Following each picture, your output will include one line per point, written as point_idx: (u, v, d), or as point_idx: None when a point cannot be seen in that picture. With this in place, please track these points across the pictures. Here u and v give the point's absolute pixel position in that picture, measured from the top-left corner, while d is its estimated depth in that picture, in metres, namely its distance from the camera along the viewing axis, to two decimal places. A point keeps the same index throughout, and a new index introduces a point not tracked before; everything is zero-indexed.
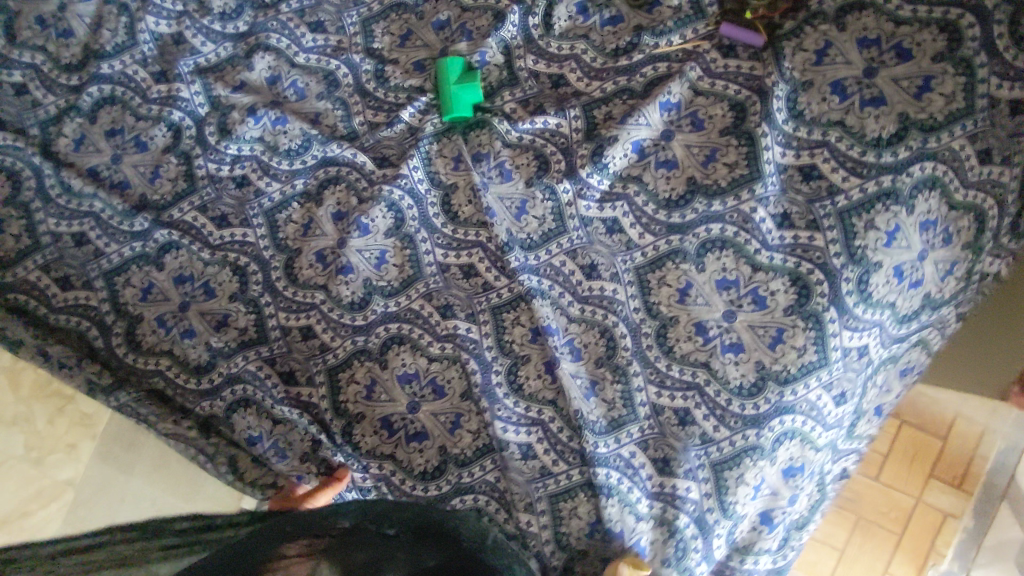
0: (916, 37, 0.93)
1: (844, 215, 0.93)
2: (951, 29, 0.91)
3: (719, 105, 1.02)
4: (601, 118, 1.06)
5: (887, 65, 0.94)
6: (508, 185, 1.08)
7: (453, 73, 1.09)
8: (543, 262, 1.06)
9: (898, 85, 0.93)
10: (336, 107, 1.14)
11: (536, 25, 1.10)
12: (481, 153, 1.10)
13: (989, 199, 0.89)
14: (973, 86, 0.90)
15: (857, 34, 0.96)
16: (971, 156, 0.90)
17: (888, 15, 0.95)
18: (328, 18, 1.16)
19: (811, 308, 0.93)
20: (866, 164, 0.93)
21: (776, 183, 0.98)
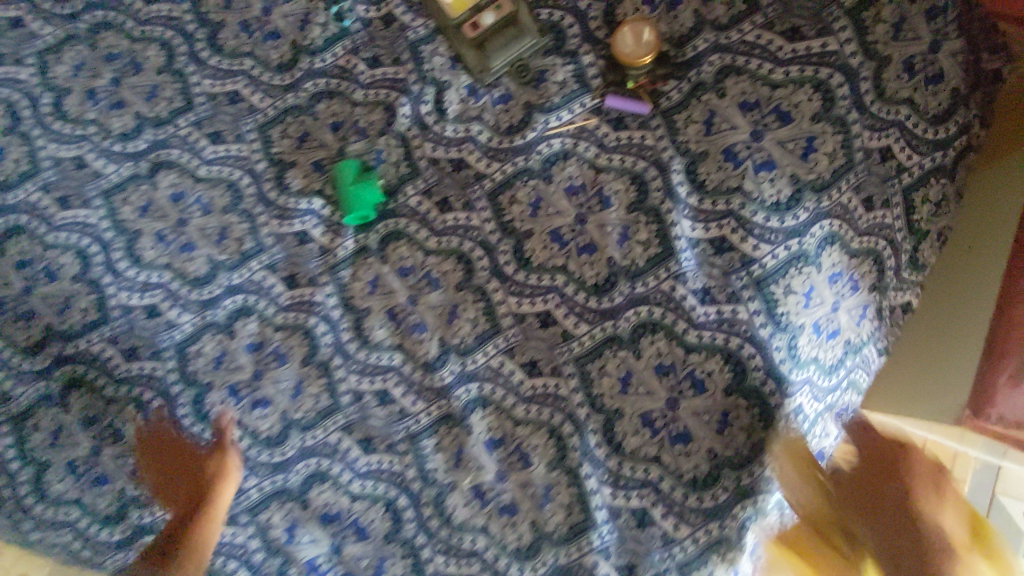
0: (792, 99, 0.99)
1: (762, 284, 0.97)
2: (823, 88, 0.98)
3: (622, 179, 1.02)
4: (507, 204, 1.04)
5: (771, 128, 0.99)
6: (438, 293, 1.06)
7: (350, 172, 1.05)
8: (479, 367, 1.04)
9: (782, 147, 0.99)
10: (243, 220, 1.10)
11: (429, 111, 1.06)
12: (406, 266, 1.07)
13: (884, 243, 0.97)
14: (849, 142, 0.98)
15: (737, 99, 1.00)
16: (857, 206, 0.98)
17: (763, 80, 1.00)
18: (224, 127, 1.10)
19: (750, 384, 0.96)
20: (771, 231, 0.97)
21: (693, 259, 0.99)
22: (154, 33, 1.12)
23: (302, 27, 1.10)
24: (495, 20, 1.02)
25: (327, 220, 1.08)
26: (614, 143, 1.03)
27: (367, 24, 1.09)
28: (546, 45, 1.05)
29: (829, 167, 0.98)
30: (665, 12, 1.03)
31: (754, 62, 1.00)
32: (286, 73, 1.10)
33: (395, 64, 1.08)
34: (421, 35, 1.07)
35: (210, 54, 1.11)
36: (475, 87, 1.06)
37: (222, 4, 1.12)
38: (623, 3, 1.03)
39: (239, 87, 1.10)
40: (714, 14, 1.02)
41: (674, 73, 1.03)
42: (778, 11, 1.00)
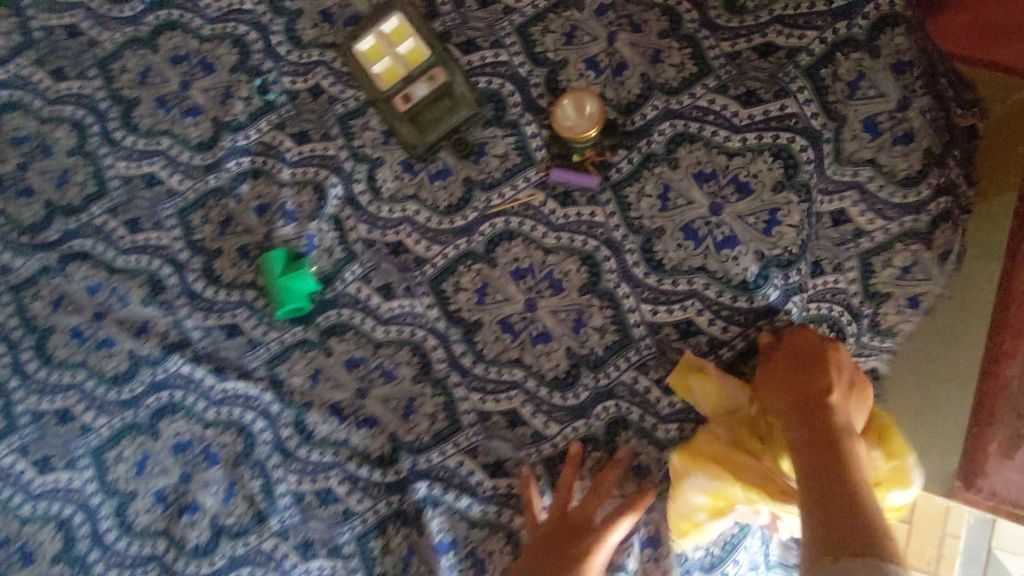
0: (750, 168, 0.90)
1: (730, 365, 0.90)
2: (785, 155, 0.89)
3: (573, 261, 0.93)
4: (452, 290, 0.95)
5: (729, 201, 0.90)
6: (394, 385, 0.96)
7: (278, 264, 0.95)
8: (433, 465, 0.93)
9: (744, 222, 0.89)
10: (166, 313, 0.99)
11: (363, 191, 0.97)
12: (356, 358, 0.97)
13: (838, 308, 0.90)
14: (816, 212, 0.88)
15: (692, 170, 0.91)
16: (807, 270, 0.91)
17: (718, 148, 0.91)
18: (141, 213, 1.01)
19: None
20: (739, 311, 0.88)
21: (653, 344, 0.90)
22: (64, 114, 1.03)
23: (224, 101, 1.02)
24: (427, 91, 0.94)
25: (259, 313, 0.98)
26: (566, 220, 0.93)
27: (294, 96, 1.01)
28: (485, 116, 0.96)
29: (795, 241, 0.87)
30: (610, 78, 0.95)
31: (708, 127, 0.92)
32: (207, 151, 1.01)
33: (323, 139, 0.99)
34: (350, 109, 0.99)
35: (124, 134, 1.02)
36: (411, 162, 0.97)
37: (137, 80, 1.04)
38: (565, 69, 0.96)
39: (156, 168, 1.01)
40: (662, 77, 0.94)
41: (623, 141, 0.93)
42: (731, 72, 0.92)
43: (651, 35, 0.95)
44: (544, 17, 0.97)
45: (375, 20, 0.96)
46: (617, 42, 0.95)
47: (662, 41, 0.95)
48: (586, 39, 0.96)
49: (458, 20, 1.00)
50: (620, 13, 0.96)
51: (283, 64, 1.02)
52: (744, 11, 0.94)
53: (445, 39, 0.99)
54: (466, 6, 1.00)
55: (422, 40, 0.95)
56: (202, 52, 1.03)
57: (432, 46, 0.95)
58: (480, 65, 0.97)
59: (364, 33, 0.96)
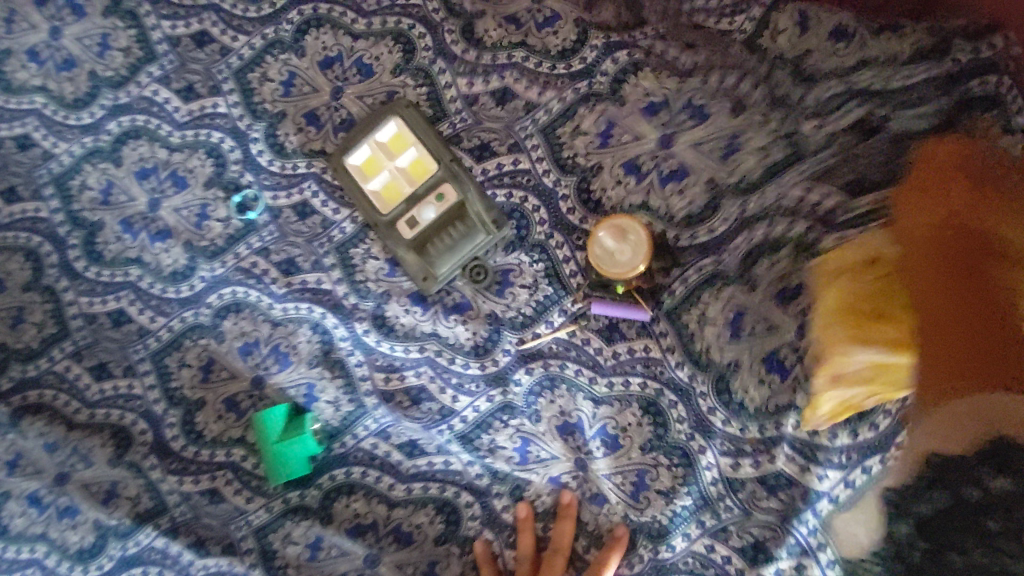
0: None
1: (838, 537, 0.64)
2: None
3: (629, 409, 0.77)
4: (484, 445, 0.80)
5: None
6: (408, 550, 0.79)
7: (273, 428, 0.81)
8: None
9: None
10: (137, 475, 0.84)
11: (366, 330, 0.83)
12: (361, 524, 0.80)
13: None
14: None
15: (775, 285, 0.69)
16: None
17: (808, 247, 0.67)
18: (108, 358, 0.87)
19: None
20: (839, 450, 0.64)
21: (735, 506, 0.70)
22: (17, 242, 0.89)
23: (198, 222, 0.88)
24: (437, 214, 0.81)
25: (244, 476, 0.84)
26: (615, 362, 0.78)
27: (276, 214, 0.87)
28: (507, 238, 0.82)
29: None
30: (656, 185, 0.78)
31: (801, 222, 0.68)
32: (180, 282, 0.87)
33: (314, 269, 0.85)
34: (348, 234, 0.85)
35: (87, 264, 0.88)
36: (423, 294, 0.83)
37: (99, 199, 0.89)
38: (598, 176, 0.80)
39: (123, 303, 0.87)
40: (732, 176, 0.74)
41: (677, 261, 0.77)
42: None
43: (718, 119, 0.75)
44: (574, 112, 0.81)
45: (370, 127, 0.83)
46: (674, 143, 0.77)
47: (733, 123, 0.74)
48: (625, 138, 0.79)
49: (468, 120, 0.84)
50: (676, 106, 0.77)
51: (265, 176, 0.87)
52: (815, 79, 0.70)
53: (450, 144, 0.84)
54: (478, 102, 0.84)
55: (426, 149, 0.81)
56: (171, 164, 0.88)
57: (438, 156, 0.81)
58: (496, 175, 0.83)
59: (357, 143, 0.83)
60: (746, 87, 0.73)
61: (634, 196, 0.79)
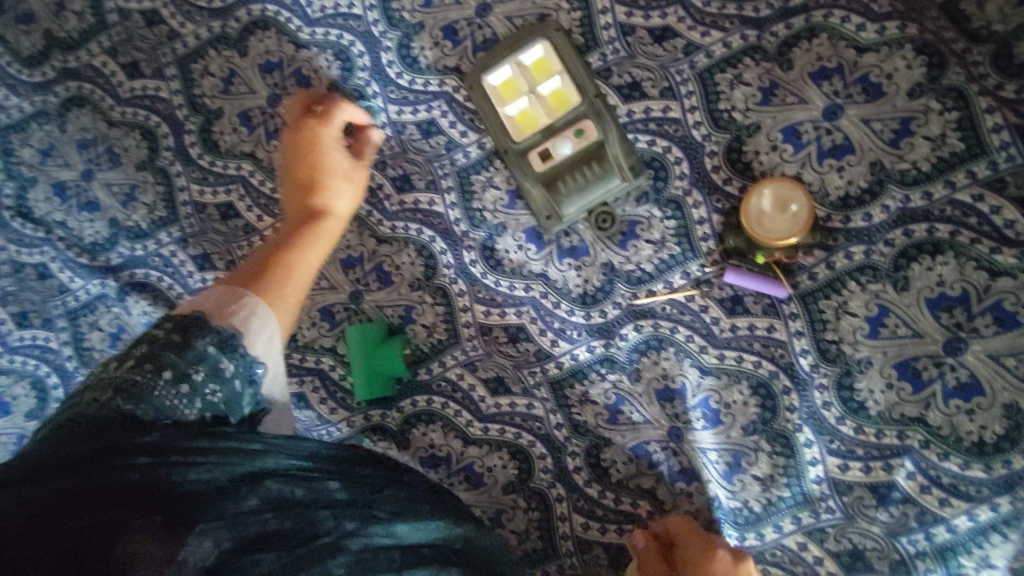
0: (1023, 296, 0.65)
1: (946, 553, 0.66)
2: None
3: (737, 386, 0.73)
4: (576, 399, 0.77)
5: (981, 336, 0.66)
6: (480, 491, 0.78)
7: (366, 345, 0.81)
8: None
9: (999, 365, 0.65)
10: None
11: (474, 260, 0.81)
12: (437, 455, 0.79)
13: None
14: None
15: (928, 292, 0.68)
16: None
17: (980, 259, 0.66)
18: (213, 248, 0.87)
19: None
20: (971, 481, 0.66)
21: (838, 509, 0.69)
22: (136, 121, 0.88)
23: None
24: (574, 149, 0.77)
25: (331, 386, 0.83)
26: (732, 335, 0.74)
27: (398, 128, 0.84)
28: (642, 188, 0.77)
29: None
30: (814, 158, 0.72)
31: (968, 233, 0.67)
32: None
33: (429, 189, 0.82)
34: (472, 159, 0.81)
35: (201, 152, 0.88)
36: (539, 233, 0.79)
37: (219, 87, 0.88)
38: (754, 137, 0.75)
39: (233, 197, 0.87)
40: (901, 163, 0.70)
41: (823, 242, 0.72)
42: (1016, 164, 0.65)
43: (895, 100, 0.70)
44: (736, 61, 0.74)
45: (515, 47, 0.78)
46: (841, 117, 0.72)
47: (911, 105, 0.69)
48: (790, 99, 0.73)
49: (621, 52, 0.77)
50: (850, 78, 0.71)
51: (392, 88, 0.83)
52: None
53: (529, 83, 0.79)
54: (635, 34, 0.77)
55: (571, 80, 0.77)
56: (298, 61, 0.86)
57: (582, 90, 0.77)
58: (642, 118, 0.77)
59: (499, 62, 0.78)
60: (934, 72, 0.68)
61: (789, 166, 0.73)
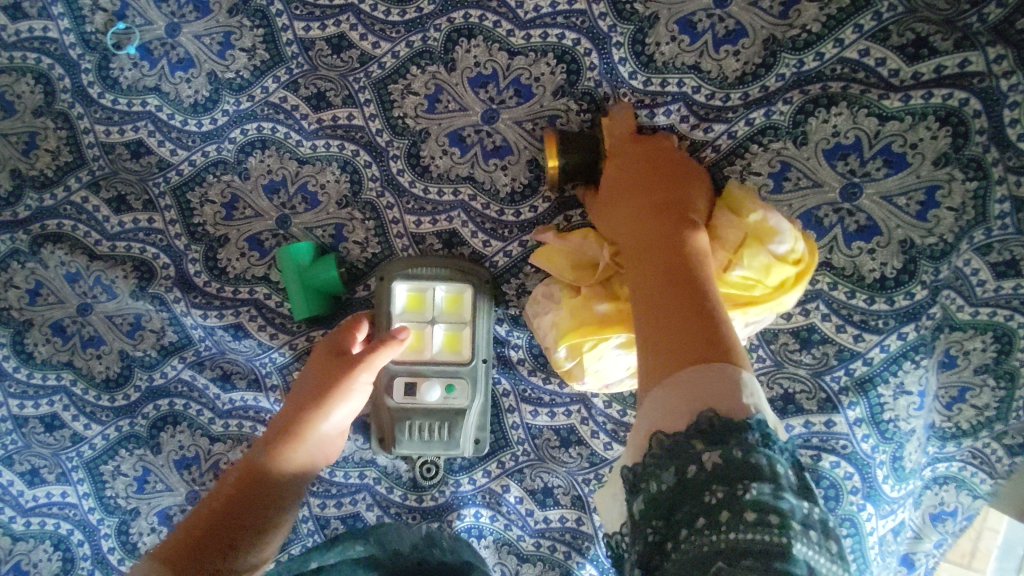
0: (909, 139, 0.69)
1: (865, 386, 0.71)
2: (954, 119, 0.67)
3: None
4: (512, 293, 0.79)
5: (873, 178, 0.70)
6: None
7: (301, 263, 0.79)
8: (487, 484, 0.78)
9: (892, 205, 0.70)
10: (160, 308, 0.84)
11: (400, 169, 0.80)
12: None
13: (1020, 316, 0.67)
14: (987, 191, 0.67)
15: (823, 144, 0.72)
16: (980, 269, 0.67)
17: (871, 108, 0.69)
18: (127, 190, 0.84)
19: (845, 510, 0.72)
20: (878, 315, 0.71)
21: (767, 358, 0.73)
22: (28, 63, 0.84)
23: (222, 52, 0.82)
24: (438, 398, 0.73)
25: (269, 314, 0.84)
26: None
27: (308, 47, 0.81)
28: (556, 81, 0.76)
29: (959, 225, 0.68)
30: (710, 46, 0.73)
31: (858, 86, 0.70)
32: (203, 114, 0.83)
33: (346, 104, 0.81)
34: (387, 69, 0.80)
35: (101, 91, 0.84)
36: (461, 134, 0.79)
37: (113, 21, 0.83)
38: (654, 29, 0.74)
39: (142, 133, 0.84)
40: (791, 31, 0.71)
41: (721, 113, 0.74)
42: (897, 13, 0.68)
43: None
44: None
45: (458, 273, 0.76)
46: (730, 3, 0.72)
47: None
48: None
49: None
50: None
51: (296, 6, 0.81)
52: None
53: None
54: None
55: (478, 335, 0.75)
56: None
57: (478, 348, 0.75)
58: (549, 13, 0.75)
59: (434, 275, 0.75)
60: None
61: (688, 56, 0.73)
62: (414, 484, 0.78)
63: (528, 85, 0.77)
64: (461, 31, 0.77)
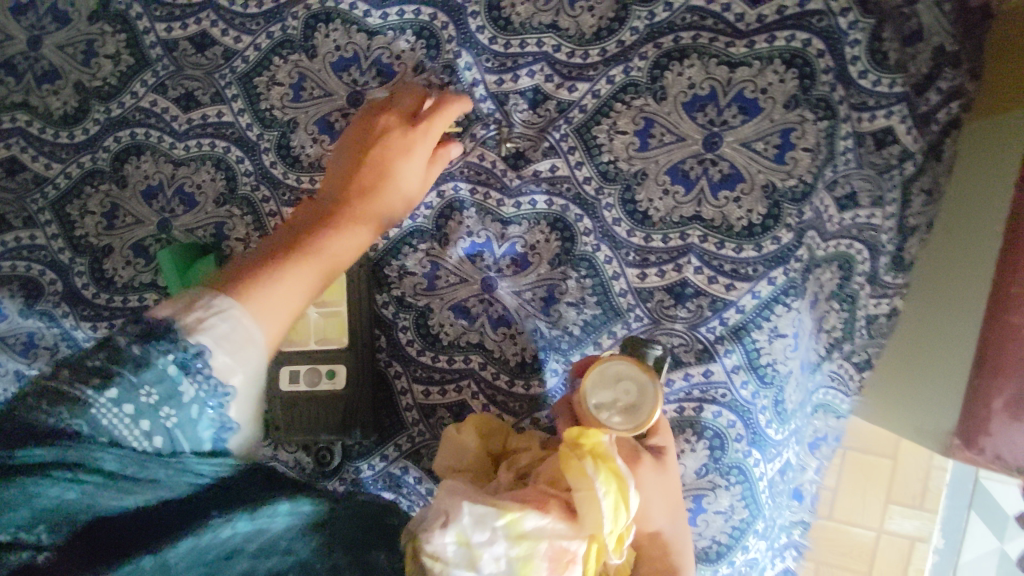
0: (759, 84, 0.68)
1: (740, 333, 0.71)
2: (799, 61, 0.67)
3: (538, 227, 0.75)
4: (395, 275, 0.78)
5: (731, 126, 0.70)
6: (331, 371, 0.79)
7: (178, 264, 0.78)
8: (390, 463, 0.78)
9: (750, 151, 0.70)
10: (51, 325, 0.83)
11: (273, 162, 0.80)
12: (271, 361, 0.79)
13: (858, 244, 0.71)
14: (838, 130, 0.68)
15: (682, 96, 0.70)
16: (830, 206, 0.70)
17: (720, 56, 0.69)
18: (7, 210, 0.84)
19: (731, 458, 0.72)
20: (747, 262, 0.71)
21: (645, 316, 0.73)
22: None
23: (87, 61, 0.82)
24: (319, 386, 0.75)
25: None
26: (520, 182, 0.75)
27: (171, 47, 0.80)
28: (416, 57, 0.76)
29: (816, 166, 0.69)
30: (565, 4, 0.71)
31: (707, 34, 0.69)
32: (74, 125, 0.83)
33: (215, 102, 0.80)
34: (251, 63, 0.79)
35: None
36: (330, 121, 0.78)
37: None
38: None
39: (15, 151, 0.83)
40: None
41: (582, 74, 0.72)
42: None
43: None
44: None
45: None
46: None
47: None
48: None
49: None
50: None
51: (155, 7, 0.80)
52: None
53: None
54: None
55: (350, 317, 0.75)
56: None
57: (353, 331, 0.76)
58: None
59: None
60: None
61: (544, 16, 0.72)
62: (315, 474, 0.78)
63: (390, 63, 0.76)
64: (320, 17, 0.77)
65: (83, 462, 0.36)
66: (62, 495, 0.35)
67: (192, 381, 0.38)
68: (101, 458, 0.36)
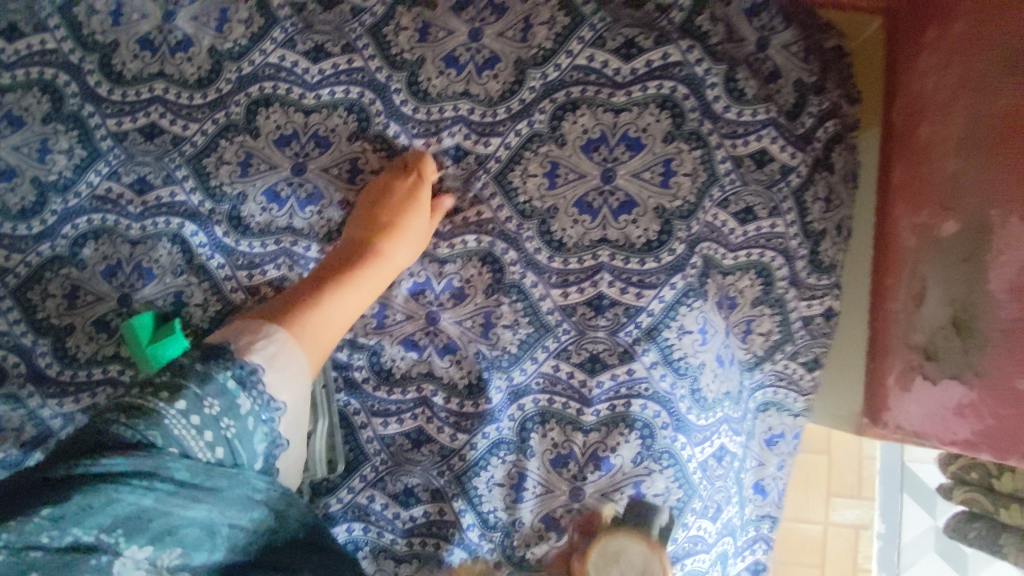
0: (640, 124, 0.82)
1: (654, 333, 0.83)
2: (669, 104, 0.82)
3: (470, 263, 0.85)
4: None
5: (621, 162, 0.83)
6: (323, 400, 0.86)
7: (145, 330, 0.84)
8: (355, 495, 0.83)
9: (640, 180, 0.83)
10: (16, 407, 0.86)
11: (225, 232, 0.88)
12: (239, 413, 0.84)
13: (770, 252, 0.83)
14: (709, 156, 0.82)
15: (579, 140, 0.83)
16: (728, 220, 0.83)
17: (605, 105, 0.83)
18: None
19: (661, 444, 0.81)
20: (651, 273, 0.83)
21: (571, 328, 0.84)
22: None
23: (42, 158, 0.89)
24: None
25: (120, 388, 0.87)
26: (452, 228, 0.86)
27: (122, 139, 0.89)
28: (349, 128, 0.87)
29: (695, 187, 0.82)
30: (474, 74, 0.85)
31: (592, 88, 0.83)
32: (32, 216, 0.89)
33: (167, 183, 0.89)
34: (199, 146, 0.88)
35: None
36: (276, 190, 0.88)
37: None
38: (423, 68, 0.85)
39: None
40: (531, 52, 0.83)
41: (494, 130, 0.85)
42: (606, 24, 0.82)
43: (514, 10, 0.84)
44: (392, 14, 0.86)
45: None
46: (483, 37, 0.84)
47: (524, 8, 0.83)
48: (441, 34, 0.85)
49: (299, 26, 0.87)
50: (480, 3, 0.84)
51: (106, 105, 0.89)
52: None
53: (218, 72, 0.88)
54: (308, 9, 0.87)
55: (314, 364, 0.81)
56: (5, 105, 0.89)
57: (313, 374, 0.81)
58: (333, 73, 0.86)
59: None
60: None
61: (456, 85, 0.85)
62: None
63: (326, 136, 0.87)
64: (260, 102, 0.87)
65: (159, 469, 0.48)
66: (139, 499, 0.46)
67: (247, 395, 0.55)
68: (172, 464, 0.49)
